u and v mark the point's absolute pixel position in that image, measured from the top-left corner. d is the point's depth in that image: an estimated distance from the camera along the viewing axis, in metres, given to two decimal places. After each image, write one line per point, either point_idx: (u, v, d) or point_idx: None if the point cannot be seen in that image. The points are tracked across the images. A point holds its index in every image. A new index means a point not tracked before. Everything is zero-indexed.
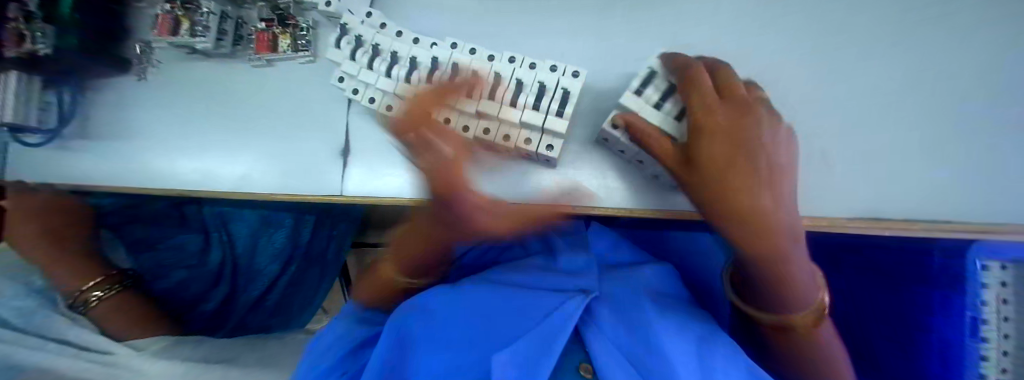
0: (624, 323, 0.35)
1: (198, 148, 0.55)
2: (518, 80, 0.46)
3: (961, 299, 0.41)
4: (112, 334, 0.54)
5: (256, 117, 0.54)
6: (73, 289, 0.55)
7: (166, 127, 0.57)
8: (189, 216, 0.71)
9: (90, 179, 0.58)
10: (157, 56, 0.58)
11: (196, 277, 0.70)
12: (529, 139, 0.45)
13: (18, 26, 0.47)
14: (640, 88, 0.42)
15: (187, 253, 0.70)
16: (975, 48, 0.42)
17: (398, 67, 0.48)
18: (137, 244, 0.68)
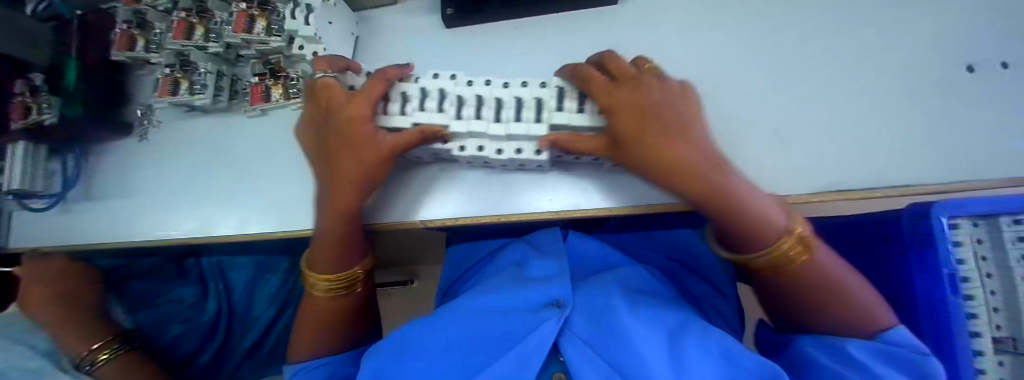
0: (598, 323, 0.36)
1: (196, 199, 0.56)
2: (497, 98, 0.43)
3: (931, 257, 0.37)
4: None
5: (253, 163, 0.54)
6: (79, 350, 0.54)
7: (165, 181, 0.58)
8: (187, 268, 0.72)
9: (97, 235, 0.59)
10: (156, 117, 0.61)
11: (191, 330, 0.67)
12: (519, 149, 0.41)
13: (26, 100, 0.57)
14: (559, 105, 0.41)
15: (185, 306, 0.68)
16: (942, 34, 0.41)
17: (390, 102, 0.44)
18: (138, 301, 0.67)
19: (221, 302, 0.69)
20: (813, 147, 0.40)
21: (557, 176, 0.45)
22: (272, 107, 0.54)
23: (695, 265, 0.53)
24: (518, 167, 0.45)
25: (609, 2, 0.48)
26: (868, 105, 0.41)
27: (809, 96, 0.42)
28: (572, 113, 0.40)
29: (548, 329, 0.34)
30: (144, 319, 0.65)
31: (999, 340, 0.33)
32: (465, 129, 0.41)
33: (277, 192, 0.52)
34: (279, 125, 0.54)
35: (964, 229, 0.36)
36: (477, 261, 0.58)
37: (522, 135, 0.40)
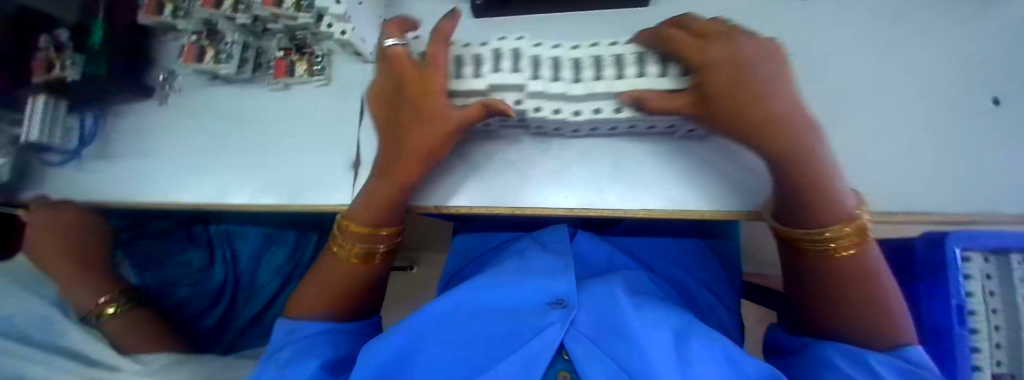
0: (603, 324, 0.37)
1: (212, 167, 0.57)
2: (574, 59, 0.42)
3: (942, 289, 0.40)
4: (121, 347, 0.53)
5: (271, 136, 0.55)
6: (88, 303, 0.54)
7: (182, 147, 0.59)
8: (196, 233, 0.73)
9: (115, 196, 0.60)
10: (179, 83, 0.61)
11: (198, 296, 0.69)
12: (598, 109, 0.40)
13: (50, 55, 0.55)
14: (640, 68, 0.39)
15: (193, 269, 0.70)
16: (984, 62, 0.39)
17: (458, 67, 0.42)
18: (148, 258, 0.68)
19: (228, 271, 0.70)
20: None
21: (607, 152, 0.44)
22: (295, 82, 0.55)
23: (697, 275, 0.54)
24: (590, 133, 0.44)
25: (641, 2, 0.47)
26: (894, 130, 0.40)
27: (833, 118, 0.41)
28: (654, 76, 0.38)
29: (554, 331, 0.36)
30: (150, 278, 0.66)
31: (998, 374, 0.38)
32: (543, 88, 0.40)
33: (292, 166, 0.53)
34: (300, 101, 0.54)
35: (976, 263, 0.39)
36: (482, 252, 0.59)
37: (604, 92, 0.39)
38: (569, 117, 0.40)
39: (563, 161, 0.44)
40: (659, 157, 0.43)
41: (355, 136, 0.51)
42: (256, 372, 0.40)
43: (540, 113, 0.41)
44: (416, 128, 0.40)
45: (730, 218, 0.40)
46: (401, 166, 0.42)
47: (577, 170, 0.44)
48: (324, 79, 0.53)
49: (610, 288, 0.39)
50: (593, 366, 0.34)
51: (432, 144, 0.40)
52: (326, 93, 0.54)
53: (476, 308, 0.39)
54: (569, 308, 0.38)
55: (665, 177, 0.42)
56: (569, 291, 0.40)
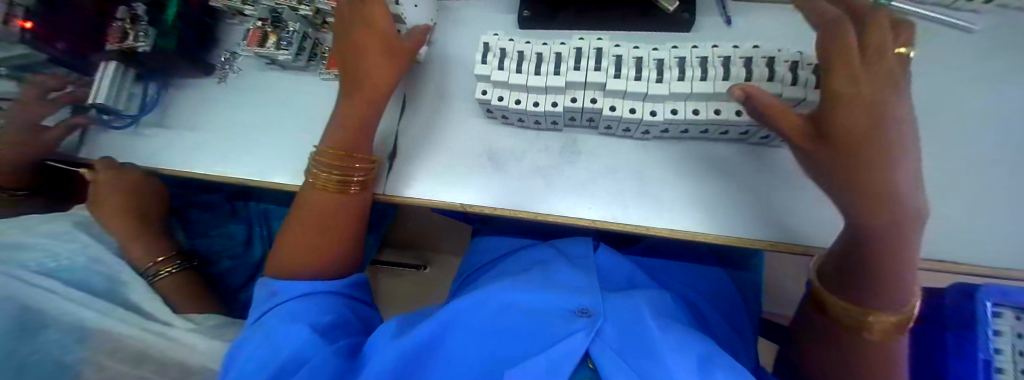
0: (629, 342, 0.38)
1: (259, 146, 0.60)
2: (658, 60, 0.41)
3: (972, 341, 0.39)
4: (174, 307, 0.60)
5: (316, 123, 0.59)
6: (147, 261, 0.61)
7: (231, 123, 0.63)
8: (240, 208, 0.77)
9: (168, 163, 0.63)
10: (239, 64, 0.66)
11: (239, 266, 0.73)
12: (674, 110, 0.40)
13: (125, 25, 0.59)
14: (727, 73, 0.39)
15: (234, 241, 0.74)
16: (986, 137, 0.43)
17: (532, 64, 0.42)
18: (197, 229, 0.74)
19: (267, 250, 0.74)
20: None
21: (635, 173, 0.45)
22: None
23: (716, 305, 0.54)
24: (660, 135, 0.45)
25: (681, 28, 0.49)
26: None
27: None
28: (738, 81, 0.39)
29: (578, 339, 0.36)
30: (198, 247, 0.72)
31: None
32: (624, 88, 0.39)
33: None
34: None
35: (1007, 318, 0.38)
36: (504, 253, 0.61)
37: (687, 93, 0.39)
38: (645, 117, 0.40)
39: (592, 176, 0.45)
40: (692, 183, 0.43)
41: None
42: (243, 334, 0.42)
43: (615, 113, 0.40)
44: (368, 48, 0.46)
45: (749, 246, 0.41)
46: (363, 83, 0.47)
47: (607, 185, 0.45)
48: None
49: (638, 312, 0.41)
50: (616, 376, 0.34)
51: (381, 54, 0.46)
52: None
53: (505, 312, 0.40)
54: (595, 317, 0.39)
55: (691, 201, 0.43)
56: (595, 303, 0.41)
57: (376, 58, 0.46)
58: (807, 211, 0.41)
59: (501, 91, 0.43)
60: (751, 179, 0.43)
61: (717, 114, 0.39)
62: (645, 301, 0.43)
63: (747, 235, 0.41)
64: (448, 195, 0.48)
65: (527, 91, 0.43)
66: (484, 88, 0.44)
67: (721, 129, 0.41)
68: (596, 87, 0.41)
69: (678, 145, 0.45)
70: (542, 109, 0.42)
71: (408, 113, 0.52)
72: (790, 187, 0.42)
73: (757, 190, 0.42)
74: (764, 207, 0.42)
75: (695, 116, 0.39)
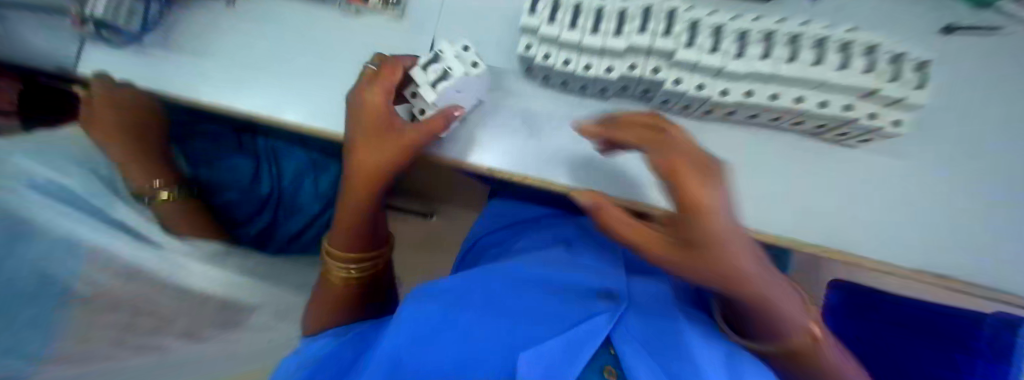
0: (650, 328, 0.37)
1: (275, 83, 0.55)
2: (743, 30, 0.35)
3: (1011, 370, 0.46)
4: (174, 231, 0.56)
5: (333, 63, 0.54)
6: (143, 184, 0.59)
7: (239, 53, 0.58)
8: (247, 145, 0.73)
9: (172, 91, 0.58)
10: None
11: (245, 200, 0.71)
12: (749, 92, 0.35)
13: None
14: (817, 57, 0.34)
15: (239, 175, 0.70)
16: None
17: (592, 19, 0.36)
18: (201, 159, 0.69)
19: (277, 188, 0.72)
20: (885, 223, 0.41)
21: (685, 154, 0.42)
22: (367, 11, 0.53)
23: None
24: (721, 117, 0.40)
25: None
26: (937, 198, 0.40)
27: (903, 177, 0.41)
28: (829, 68, 0.34)
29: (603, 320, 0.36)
30: (202, 176, 0.68)
31: None
32: (696, 59, 0.34)
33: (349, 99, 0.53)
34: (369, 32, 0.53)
35: None
36: (519, 220, 0.59)
37: (769, 73, 0.34)
38: (714, 96, 0.36)
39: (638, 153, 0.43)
40: (745, 172, 0.41)
41: None
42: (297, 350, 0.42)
43: (679, 87, 0.36)
44: (376, 155, 0.44)
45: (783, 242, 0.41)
46: (370, 189, 0.46)
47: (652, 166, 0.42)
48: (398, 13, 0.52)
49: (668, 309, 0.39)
50: (643, 363, 0.32)
51: (394, 153, 0.43)
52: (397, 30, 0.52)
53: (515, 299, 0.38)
54: (621, 302, 0.38)
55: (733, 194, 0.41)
56: (618, 285, 0.41)
57: (387, 158, 0.44)
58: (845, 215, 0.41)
59: (549, 48, 0.38)
60: (800, 175, 0.41)
61: (795, 102, 0.35)
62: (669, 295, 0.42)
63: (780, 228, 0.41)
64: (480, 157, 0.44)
65: (578, 51, 0.37)
66: (530, 42, 0.38)
67: (791, 118, 0.38)
68: (663, 55, 0.35)
69: (735, 131, 0.41)
70: (596, 73, 0.37)
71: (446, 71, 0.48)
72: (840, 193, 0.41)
73: (803, 189, 0.41)
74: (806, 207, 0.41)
75: (774, 101, 0.35)
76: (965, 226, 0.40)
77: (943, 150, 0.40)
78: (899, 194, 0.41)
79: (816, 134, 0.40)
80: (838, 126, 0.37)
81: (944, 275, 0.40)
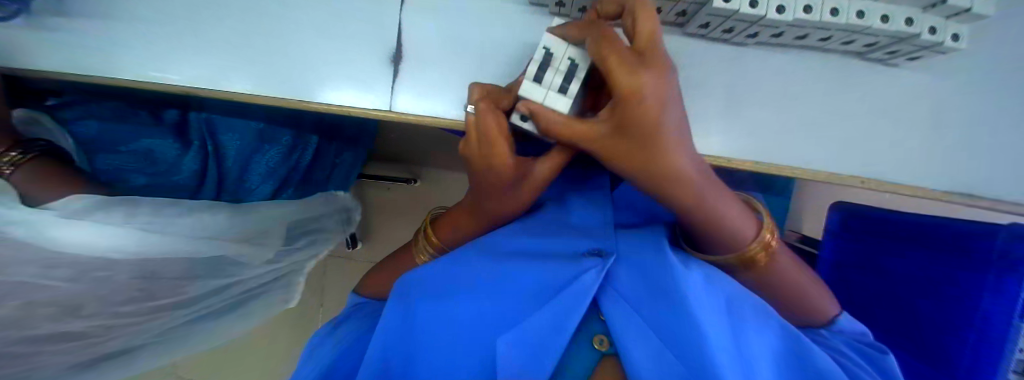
0: (646, 283, 0.36)
1: (217, 43, 0.45)
2: None
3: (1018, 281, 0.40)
4: (37, 196, 0.37)
5: (283, 8, 0.44)
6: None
7: (159, 5, 0.46)
8: (164, 117, 0.59)
9: (81, 66, 0.46)
10: None
11: (161, 186, 0.55)
12: (807, 7, 0.30)
13: None
14: None
15: (156, 160, 0.56)
16: None
17: None
18: (99, 142, 0.54)
19: (213, 167, 0.59)
20: (936, 147, 0.37)
21: (723, 85, 0.37)
22: None
23: None
24: (765, 39, 0.35)
25: None
26: (990, 110, 0.37)
27: (954, 95, 0.37)
28: None
29: (587, 281, 0.36)
30: (103, 163, 0.53)
31: None
32: None
33: (309, 52, 0.44)
34: None
35: None
36: None
37: None
38: (765, 15, 0.30)
39: None
40: (784, 101, 0.37)
41: (397, 18, 0.42)
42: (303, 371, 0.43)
43: (729, 4, 0.29)
44: (520, 189, 0.35)
45: (818, 177, 0.38)
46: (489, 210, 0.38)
47: (694, 105, 0.37)
48: None
49: (658, 243, 0.37)
50: (630, 331, 0.34)
51: (533, 191, 0.35)
52: None
53: (495, 272, 0.38)
54: (607, 257, 0.37)
55: (761, 130, 0.37)
56: (608, 243, 0.39)
57: (523, 196, 0.36)
58: (893, 140, 0.37)
59: None
60: (845, 100, 0.37)
61: (860, 18, 0.30)
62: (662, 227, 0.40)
63: (820, 164, 0.38)
64: (451, 114, 0.43)
65: None
66: None
67: (846, 36, 0.33)
68: None
69: (781, 55, 0.37)
70: None
71: (437, 19, 0.42)
72: (883, 120, 0.37)
73: (842, 118, 0.37)
74: (843, 135, 0.37)
75: (835, 17, 0.30)
76: (1008, 150, 0.37)
77: (1011, 57, 0.36)
78: (950, 118, 0.37)
79: (864, 53, 0.36)
80: (896, 43, 0.32)
81: (1007, 199, 0.38)
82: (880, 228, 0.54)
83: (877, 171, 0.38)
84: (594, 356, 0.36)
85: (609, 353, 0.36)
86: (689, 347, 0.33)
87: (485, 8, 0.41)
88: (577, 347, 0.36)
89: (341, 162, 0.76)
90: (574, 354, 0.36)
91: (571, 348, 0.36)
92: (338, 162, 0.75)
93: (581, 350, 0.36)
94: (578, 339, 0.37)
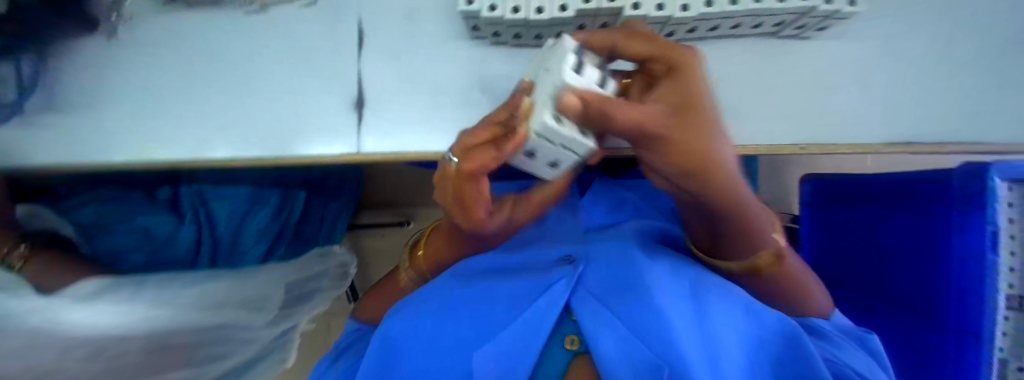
0: (614, 282, 0.38)
1: (195, 117, 0.48)
2: None
3: (980, 215, 0.39)
4: (44, 283, 0.40)
5: (252, 77, 0.47)
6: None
7: (140, 91, 0.49)
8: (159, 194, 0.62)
9: (72, 156, 0.49)
10: (129, 10, 0.49)
11: (158, 261, 0.58)
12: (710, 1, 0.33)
13: None
14: None
15: (153, 236, 0.59)
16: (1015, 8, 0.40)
17: None
18: (99, 227, 0.56)
19: (208, 236, 0.61)
20: (865, 107, 0.40)
21: None
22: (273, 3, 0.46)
23: None
24: (683, 35, 0.38)
25: None
26: (904, 65, 0.40)
27: (869, 57, 0.40)
28: None
29: (559, 289, 0.37)
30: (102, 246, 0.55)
31: None
32: None
33: (280, 112, 0.47)
34: (288, 29, 0.47)
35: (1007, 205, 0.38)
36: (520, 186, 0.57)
37: None
38: (674, 14, 0.33)
39: None
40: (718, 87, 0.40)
41: (355, 69, 0.46)
42: None
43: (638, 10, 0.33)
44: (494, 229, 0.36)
45: (765, 151, 0.40)
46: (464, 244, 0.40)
47: None
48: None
49: (625, 247, 0.40)
50: (597, 325, 0.35)
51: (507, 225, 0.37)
52: (319, 21, 0.46)
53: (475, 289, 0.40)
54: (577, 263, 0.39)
55: None
56: (580, 249, 0.41)
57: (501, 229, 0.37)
58: (827, 107, 0.40)
59: None
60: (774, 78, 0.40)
61: (757, 2, 0.33)
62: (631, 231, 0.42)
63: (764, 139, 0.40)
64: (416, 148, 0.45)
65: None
66: None
67: (755, 21, 0.36)
68: None
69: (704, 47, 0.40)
70: (548, 16, 0.34)
71: (392, 65, 0.45)
72: (813, 90, 0.40)
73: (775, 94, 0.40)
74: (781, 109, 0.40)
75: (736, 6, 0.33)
76: (931, 99, 0.40)
77: (909, 16, 0.39)
78: (872, 78, 0.40)
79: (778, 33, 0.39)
80: (799, 19, 0.35)
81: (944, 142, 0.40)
82: (856, 194, 0.57)
83: (819, 138, 0.40)
84: (565, 357, 0.36)
85: (581, 352, 0.36)
86: (656, 336, 0.34)
87: (435, 47, 0.45)
88: (551, 350, 0.36)
89: (329, 214, 0.78)
90: (548, 358, 0.36)
91: (543, 350, 0.36)
92: (326, 215, 0.77)
93: (554, 352, 0.36)
94: (551, 340, 0.37)
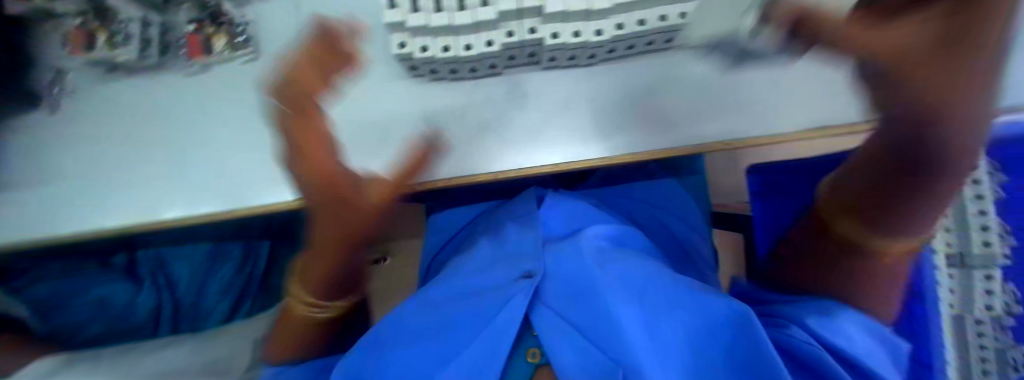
0: (570, 293, 0.39)
1: (140, 180, 0.47)
2: None
3: None
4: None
5: (199, 135, 0.47)
6: None
7: (82, 160, 0.48)
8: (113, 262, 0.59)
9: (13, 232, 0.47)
10: (70, 82, 0.49)
11: (117, 329, 0.59)
12: (621, 24, 0.36)
13: None
14: None
15: (109, 306, 0.58)
16: None
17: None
18: (52, 303, 0.55)
19: (167, 297, 0.61)
20: None
21: (588, 100, 0.42)
22: (215, 62, 0.48)
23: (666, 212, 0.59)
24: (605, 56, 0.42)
25: None
26: None
27: None
28: None
29: (517, 305, 0.38)
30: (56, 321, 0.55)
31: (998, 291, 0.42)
32: (564, 9, 0.34)
33: (228, 166, 0.46)
34: (232, 85, 0.48)
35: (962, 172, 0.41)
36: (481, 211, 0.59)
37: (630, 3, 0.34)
38: (591, 38, 0.36)
39: (553, 113, 0.43)
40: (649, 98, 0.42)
41: None
42: None
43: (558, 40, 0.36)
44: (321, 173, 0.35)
45: (703, 151, 0.41)
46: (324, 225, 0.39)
47: (574, 121, 0.42)
48: (252, 53, 0.48)
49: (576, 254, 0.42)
50: (557, 338, 0.36)
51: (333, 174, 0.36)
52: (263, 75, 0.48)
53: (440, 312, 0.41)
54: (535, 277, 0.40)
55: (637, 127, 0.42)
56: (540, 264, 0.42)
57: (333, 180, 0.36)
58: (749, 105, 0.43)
59: (423, 38, 0.37)
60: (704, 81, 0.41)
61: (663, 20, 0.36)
62: (584, 239, 0.44)
63: None
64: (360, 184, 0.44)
65: (452, 34, 0.37)
66: (402, 39, 0.37)
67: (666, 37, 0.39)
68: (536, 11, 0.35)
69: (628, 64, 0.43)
70: (476, 52, 0.37)
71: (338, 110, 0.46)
72: None
73: None
74: None
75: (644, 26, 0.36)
76: None
77: None
78: None
79: None
80: (704, 31, 0.39)
81: None
82: None
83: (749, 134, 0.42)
84: (528, 369, 0.37)
85: (543, 363, 0.37)
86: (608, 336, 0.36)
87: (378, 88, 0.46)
88: (515, 363, 0.38)
89: None
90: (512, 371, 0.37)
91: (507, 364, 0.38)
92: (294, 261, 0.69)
93: (518, 365, 0.38)
94: (515, 356, 0.38)
